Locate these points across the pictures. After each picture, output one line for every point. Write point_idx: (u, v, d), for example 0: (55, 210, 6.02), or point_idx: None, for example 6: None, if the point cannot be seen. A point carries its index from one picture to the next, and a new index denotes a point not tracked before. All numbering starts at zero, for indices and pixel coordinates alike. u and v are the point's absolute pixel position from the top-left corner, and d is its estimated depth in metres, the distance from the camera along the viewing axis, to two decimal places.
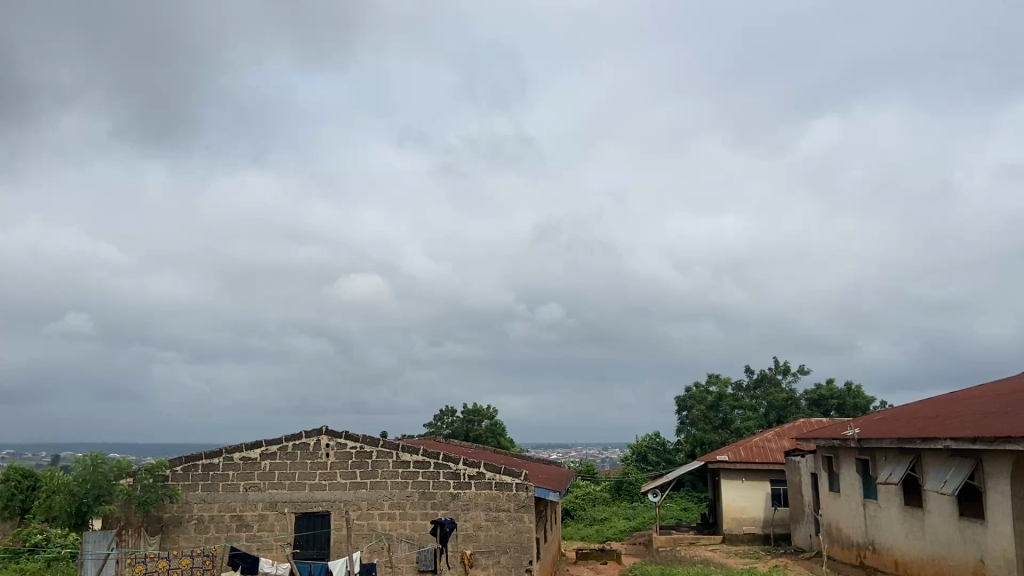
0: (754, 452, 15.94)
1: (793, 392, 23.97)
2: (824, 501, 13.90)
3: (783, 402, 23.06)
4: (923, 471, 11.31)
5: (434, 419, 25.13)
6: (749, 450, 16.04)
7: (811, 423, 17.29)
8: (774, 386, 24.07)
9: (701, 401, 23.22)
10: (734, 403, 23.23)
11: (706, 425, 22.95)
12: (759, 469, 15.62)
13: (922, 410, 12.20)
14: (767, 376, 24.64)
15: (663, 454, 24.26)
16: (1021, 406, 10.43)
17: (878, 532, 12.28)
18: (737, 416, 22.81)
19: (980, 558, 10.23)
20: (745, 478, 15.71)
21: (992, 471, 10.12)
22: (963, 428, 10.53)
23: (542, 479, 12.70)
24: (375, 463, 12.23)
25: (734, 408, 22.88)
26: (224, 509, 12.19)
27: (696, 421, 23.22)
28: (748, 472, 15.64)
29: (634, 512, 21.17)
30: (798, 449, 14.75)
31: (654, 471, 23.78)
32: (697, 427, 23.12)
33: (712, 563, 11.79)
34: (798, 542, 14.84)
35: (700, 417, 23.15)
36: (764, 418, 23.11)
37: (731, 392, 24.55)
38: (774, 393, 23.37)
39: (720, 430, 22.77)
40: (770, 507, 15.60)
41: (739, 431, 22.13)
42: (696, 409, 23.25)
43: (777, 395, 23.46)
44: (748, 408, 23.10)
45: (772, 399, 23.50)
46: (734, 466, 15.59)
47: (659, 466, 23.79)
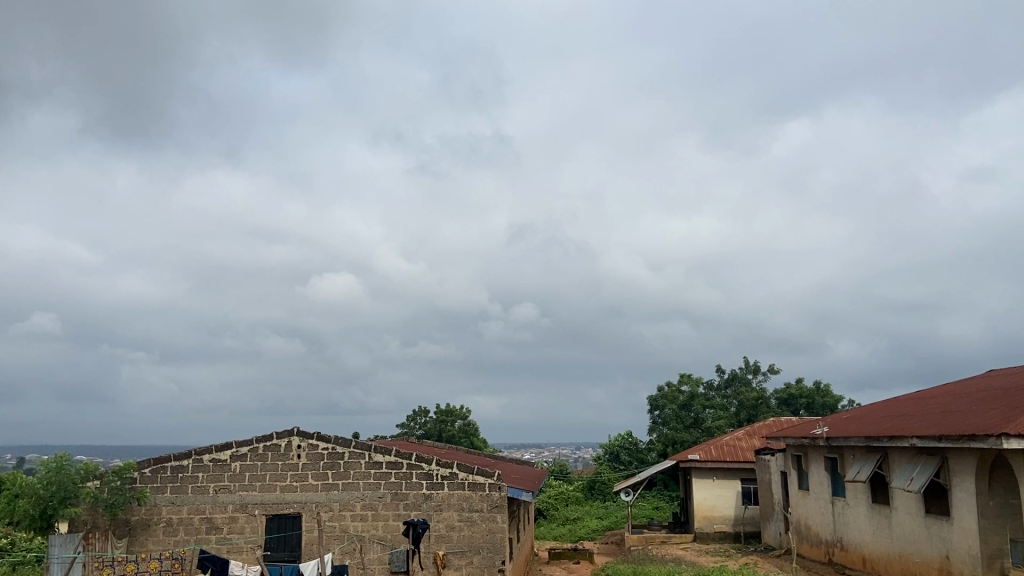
0: (725, 451, 16.07)
1: (763, 392, 24.22)
2: (793, 499, 14.05)
3: (753, 402, 23.29)
4: (889, 469, 11.47)
5: (407, 420, 25.05)
6: (719, 449, 16.16)
7: (781, 422, 17.47)
8: (744, 386, 24.32)
9: (673, 401, 23.37)
10: (705, 403, 23.43)
11: (678, 425, 23.11)
12: (730, 468, 15.75)
13: (887, 409, 12.39)
14: (739, 375, 24.86)
15: (635, 453, 24.37)
16: (984, 406, 10.68)
17: (845, 529, 12.44)
18: (708, 416, 23.01)
19: (946, 554, 10.42)
20: (716, 477, 15.84)
21: (958, 469, 10.34)
22: (929, 427, 10.72)
23: (515, 479, 12.70)
24: (348, 464, 12.15)
25: (706, 408, 23.04)
26: (193, 512, 12.05)
27: (668, 420, 23.37)
28: (719, 471, 15.77)
29: (606, 511, 21.24)
30: (769, 448, 14.89)
31: (627, 471, 23.86)
32: (669, 427, 23.29)
33: (683, 562, 11.88)
34: (768, 539, 14.99)
35: (671, 416, 23.33)
36: (734, 418, 23.32)
37: (702, 392, 24.72)
38: (745, 393, 23.59)
39: (691, 429, 22.93)
40: (740, 506, 15.73)
41: (710, 431, 22.32)
42: (668, 408, 23.43)
43: (747, 395, 23.68)
44: (719, 408, 23.30)
45: (744, 398, 23.72)
46: (705, 466, 15.70)
47: (631, 466, 23.88)
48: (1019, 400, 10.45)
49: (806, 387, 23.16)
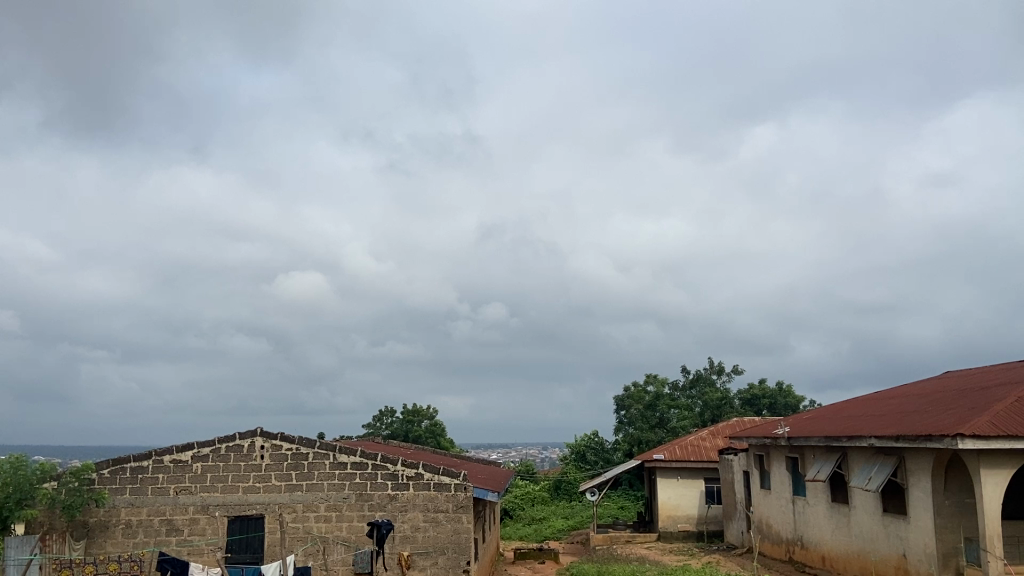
0: (689, 451, 16.22)
1: (727, 392, 24.49)
2: (755, 498, 14.23)
3: (717, 402, 23.55)
4: (848, 468, 11.65)
5: (373, 420, 24.91)
6: (683, 449, 16.31)
7: (744, 422, 17.67)
8: (709, 386, 24.58)
9: (639, 401, 23.51)
10: (671, 403, 23.64)
11: (644, 425, 23.26)
12: (694, 467, 15.89)
13: (847, 409, 12.59)
14: (703, 376, 25.11)
15: (601, 453, 24.49)
16: (939, 407, 10.92)
17: (805, 528, 12.63)
18: (673, 416, 23.22)
19: (903, 553, 10.63)
20: (680, 477, 15.97)
21: (914, 468, 10.55)
22: (887, 427, 10.93)
23: (481, 479, 12.68)
24: (312, 465, 12.05)
25: (671, 408, 23.23)
26: (153, 513, 11.87)
27: (634, 420, 23.53)
28: (684, 470, 15.90)
29: (572, 511, 21.33)
30: (732, 447, 15.06)
31: (593, 470, 23.97)
32: (634, 427, 23.43)
33: (647, 561, 11.96)
34: (730, 538, 15.16)
35: (637, 416, 23.48)
36: (699, 418, 23.55)
37: (668, 392, 24.91)
38: (709, 393, 23.84)
39: (657, 429, 23.12)
40: (703, 505, 15.90)
41: (675, 431, 22.53)
42: (634, 408, 23.58)
43: (712, 395, 23.93)
44: (684, 408, 23.53)
45: (708, 398, 23.95)
46: (670, 466, 15.81)
47: (597, 466, 24.00)
48: (974, 401, 10.70)
49: (769, 387, 23.48)
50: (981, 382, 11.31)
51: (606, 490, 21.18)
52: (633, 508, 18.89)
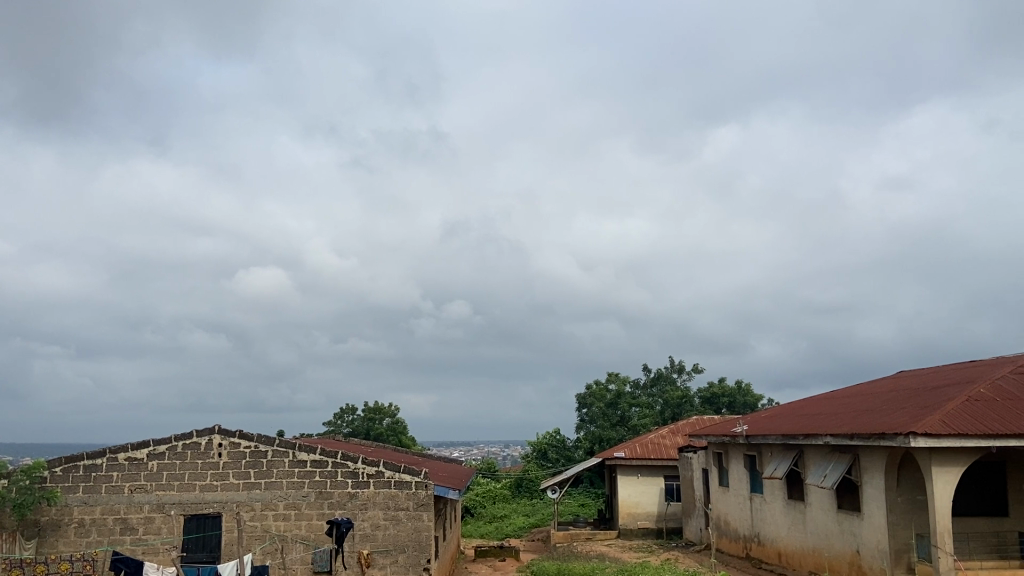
0: (650, 449, 16.35)
1: (687, 390, 24.77)
2: (714, 496, 14.38)
3: (677, 400, 23.82)
4: (804, 466, 11.83)
5: (334, 418, 24.73)
6: (644, 447, 16.43)
7: (703, 420, 17.87)
8: (669, 384, 24.83)
9: (601, 399, 23.66)
10: (632, 401, 23.84)
11: (605, 423, 23.42)
12: (654, 465, 16.02)
13: (804, 408, 12.78)
14: (664, 374, 25.35)
15: (563, 451, 24.59)
16: (892, 406, 11.14)
17: (762, 525, 12.80)
18: (634, 414, 23.42)
19: (856, 549, 10.82)
20: (641, 474, 16.08)
21: (868, 466, 10.74)
22: (842, 425, 11.12)
23: (442, 477, 12.65)
24: (271, 463, 11.93)
25: (632, 407, 23.41)
26: (107, 512, 11.65)
27: (595, 418, 23.67)
28: (644, 468, 16.02)
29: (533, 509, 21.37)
30: (691, 445, 15.21)
31: (555, 469, 24.04)
32: (596, 425, 23.58)
33: (607, 558, 12.02)
34: (689, 535, 15.32)
35: (599, 414, 23.63)
36: (659, 416, 23.78)
37: (629, 390, 25.08)
38: (670, 391, 24.09)
39: (618, 427, 23.30)
40: (662, 502, 16.03)
41: (636, 428, 22.73)
42: (596, 406, 23.73)
43: (672, 393, 24.18)
44: (645, 406, 23.74)
45: (668, 397, 24.18)
46: (630, 463, 15.91)
47: (559, 464, 24.11)
48: (925, 400, 10.93)
49: (728, 386, 23.81)
50: (932, 381, 11.57)
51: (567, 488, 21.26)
52: (594, 506, 19.00)
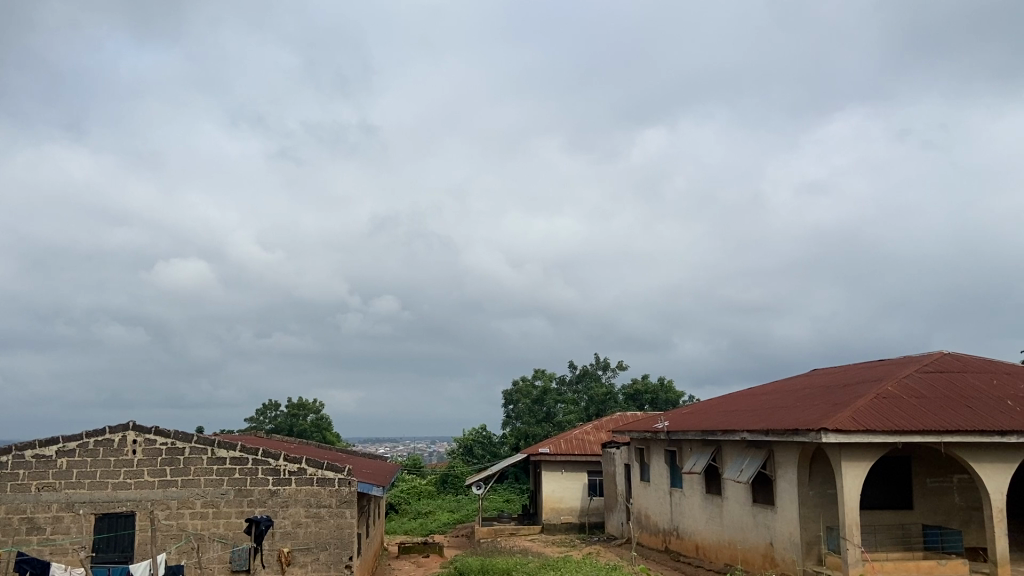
0: (574, 445, 16.55)
1: (611, 387, 25.20)
2: (635, 490, 14.65)
3: (602, 397, 24.22)
4: (722, 461, 12.14)
5: (256, 414, 24.28)
6: (568, 442, 16.62)
7: (626, 416, 18.20)
8: (594, 381, 25.22)
9: (527, 395, 23.85)
10: (557, 397, 24.12)
11: (531, 419, 23.64)
12: (578, 461, 16.22)
13: (723, 404, 13.13)
14: (589, 371, 25.75)
15: (489, 447, 24.70)
16: (806, 402, 11.54)
17: (681, 518, 13.09)
18: (559, 410, 23.70)
19: (770, 541, 11.17)
20: (565, 470, 16.26)
21: (782, 461, 11.09)
22: (758, 421, 11.46)
23: (366, 474, 12.54)
24: (188, 460, 11.63)
25: (557, 403, 23.69)
26: (12, 512, 11.18)
27: (521, 414, 23.87)
28: (568, 463, 16.20)
29: (459, 505, 21.42)
30: (615, 441, 15.46)
31: (480, 465, 24.12)
32: (522, 421, 23.77)
33: (530, 553, 12.11)
34: (610, 529, 15.58)
35: (525, 410, 23.83)
36: (584, 412, 24.13)
37: (554, 387, 25.37)
38: (595, 388, 24.47)
39: (543, 423, 23.55)
40: (585, 497, 16.26)
41: (561, 424, 23.02)
42: (521, 403, 23.92)
43: (597, 390, 24.56)
44: (570, 402, 24.06)
45: (593, 393, 24.58)
46: (555, 459, 16.07)
47: (484, 460, 24.21)
48: (837, 397, 11.34)
49: (651, 383, 24.34)
50: (844, 379, 12.02)
51: (493, 483, 21.35)
52: (518, 502, 19.15)
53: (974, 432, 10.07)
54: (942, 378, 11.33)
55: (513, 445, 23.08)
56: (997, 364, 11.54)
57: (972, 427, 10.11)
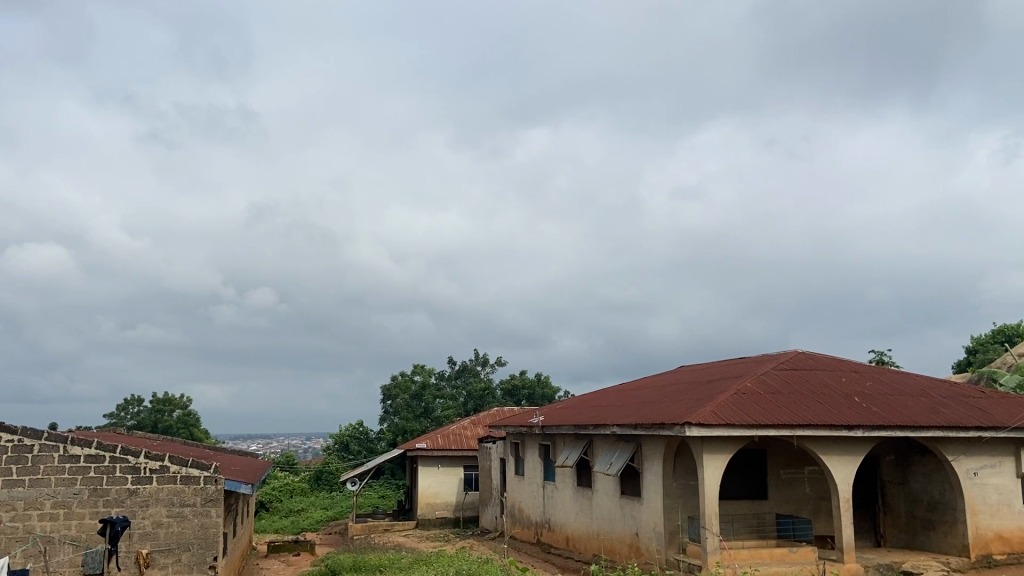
0: (451, 440, 16.64)
1: (490, 382, 25.54)
2: (509, 484, 14.88)
3: (480, 392, 24.50)
4: (593, 454, 12.51)
5: (118, 410, 23.07)
6: (446, 438, 16.69)
7: (504, 411, 18.47)
8: (473, 376, 25.47)
9: (405, 391, 23.82)
10: (436, 393, 24.20)
11: (408, 414, 23.63)
12: (455, 456, 16.32)
13: (596, 400, 13.53)
14: (468, 366, 25.93)
15: (365, 443, 24.49)
16: (672, 398, 12.05)
17: (553, 511, 13.40)
18: (437, 406, 23.80)
19: (635, 531, 11.60)
20: (441, 465, 16.30)
21: (648, 454, 11.53)
22: (628, 416, 11.87)
23: (234, 471, 12.16)
24: (37, 459, 10.92)
25: (436, 398, 23.73)
26: None
27: (399, 410, 23.81)
28: (445, 458, 16.25)
29: (332, 502, 21.13)
30: (492, 436, 15.65)
31: (355, 460, 23.90)
32: (399, 416, 23.71)
33: (403, 548, 12.09)
34: (484, 523, 15.77)
35: (403, 406, 23.78)
36: (462, 408, 24.35)
37: (433, 382, 25.38)
38: (473, 383, 24.72)
39: (421, 418, 23.59)
40: (461, 492, 16.38)
41: (439, 420, 23.12)
42: (400, 398, 23.85)
43: (475, 386, 24.82)
44: (448, 398, 24.20)
45: (472, 388, 24.78)
46: (432, 454, 16.10)
47: (360, 456, 23.99)
48: (701, 393, 11.90)
49: (528, 378, 24.83)
50: (707, 375, 12.64)
51: (368, 479, 21.18)
52: (393, 497, 19.12)
53: (823, 426, 10.60)
54: (795, 375, 12.09)
55: (390, 441, 22.99)
56: (847, 363, 12.32)
57: (821, 421, 10.69)
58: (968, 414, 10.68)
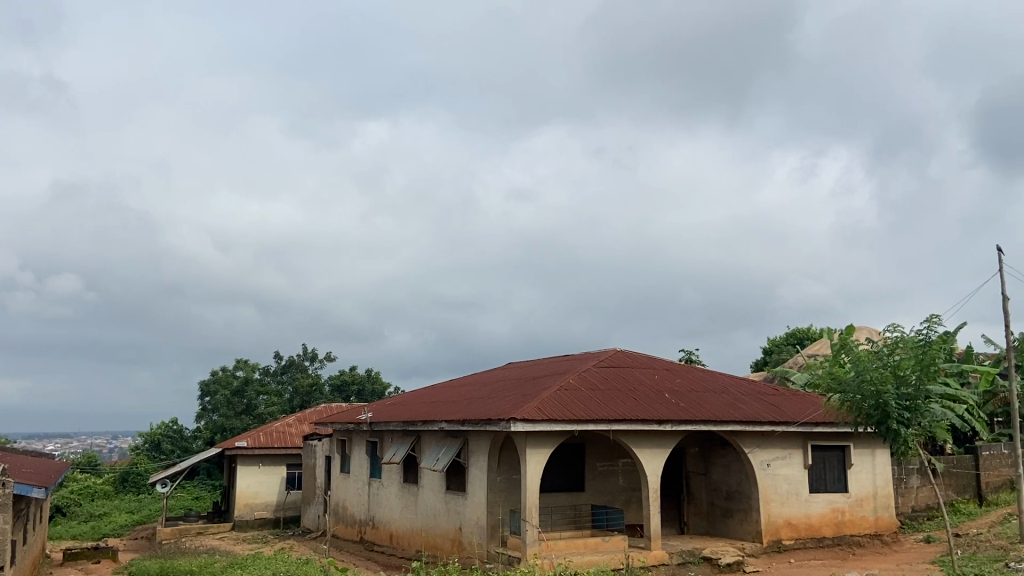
0: (274, 437, 16.10)
1: (318, 378, 25.04)
2: (334, 482, 14.61)
3: (307, 388, 23.96)
4: (420, 450, 12.52)
5: None
6: (268, 436, 16.10)
7: (330, 408, 18.15)
8: (301, 371, 24.86)
9: (226, 386, 22.85)
10: (260, 388, 23.39)
11: (229, 411, 22.70)
12: (278, 454, 15.82)
13: (425, 396, 13.57)
14: (296, 362, 25.28)
15: (180, 442, 23.24)
16: (499, 394, 12.29)
17: (378, 509, 13.29)
18: (261, 402, 23.01)
19: (459, 526, 11.72)
20: (262, 464, 15.74)
21: (474, 449, 11.70)
22: (456, 412, 11.98)
23: (25, 474, 11.07)
24: None
25: (260, 394, 22.94)
26: None
27: (218, 407, 22.79)
28: (266, 457, 15.71)
29: (140, 505, 19.87)
30: (317, 434, 15.30)
31: (167, 460, 22.59)
32: (219, 413, 22.70)
33: (218, 552, 11.53)
34: (306, 523, 15.39)
35: (223, 402, 22.79)
36: (288, 404, 23.70)
37: (257, 378, 24.45)
38: (300, 379, 24.12)
39: (242, 415, 22.73)
40: (283, 491, 15.92)
41: (262, 417, 22.37)
42: (220, 394, 22.83)
43: (302, 381, 24.23)
44: (273, 394, 23.47)
45: (298, 385, 24.19)
46: (252, 453, 15.52)
47: (174, 455, 22.73)
48: (527, 389, 12.23)
49: (358, 374, 24.61)
50: (533, 372, 13.02)
51: (181, 480, 20.08)
52: (208, 499, 18.25)
53: (636, 421, 11.21)
54: (613, 372, 12.72)
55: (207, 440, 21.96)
56: (659, 361, 13.14)
57: (635, 416, 11.28)
58: (763, 409, 11.67)
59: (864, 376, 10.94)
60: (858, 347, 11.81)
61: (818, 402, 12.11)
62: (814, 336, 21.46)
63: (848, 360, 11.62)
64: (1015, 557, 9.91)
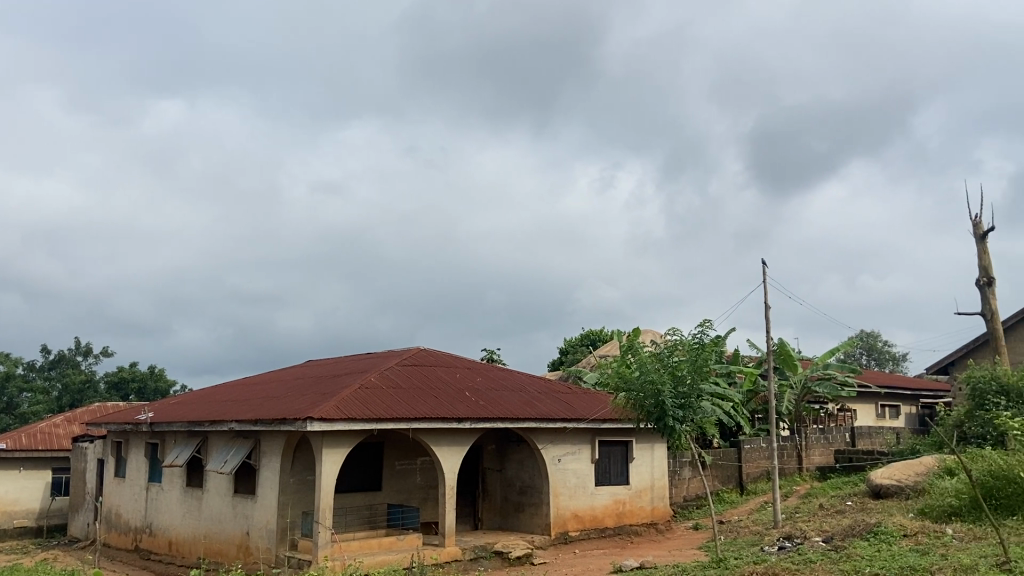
0: (38, 438, 14.59)
1: (94, 374, 23.07)
2: (108, 487, 13.47)
3: (79, 386, 22.00)
4: (207, 452, 11.84)
5: None
6: (31, 437, 14.53)
7: (106, 407, 16.77)
8: (73, 367, 22.76)
9: None
10: (22, 385, 21.12)
11: None
12: (42, 457, 14.37)
13: (216, 394, 12.87)
14: (66, 357, 23.13)
15: None
16: (295, 392, 11.91)
17: (156, 515, 12.39)
18: (23, 400, 20.81)
19: (246, 530, 11.19)
20: (22, 468, 14.24)
21: (266, 450, 11.23)
22: (248, 411, 11.43)
23: None
24: None
25: (21, 392, 20.73)
26: None
27: None
28: (27, 461, 14.22)
29: None
30: (88, 435, 14.02)
31: None
32: None
33: None
34: (73, 532, 14.11)
35: None
36: (55, 403, 21.63)
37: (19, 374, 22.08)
38: (71, 375, 22.10)
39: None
40: (47, 497, 14.52)
41: (23, 417, 20.22)
42: None
43: (74, 378, 22.22)
44: (38, 391, 21.30)
45: (69, 382, 22.14)
46: (11, 456, 13.95)
47: None
48: (325, 387, 11.94)
49: (140, 371, 23.00)
50: (332, 370, 12.76)
51: None
52: None
53: (436, 419, 11.29)
54: (414, 371, 12.75)
55: None
56: (461, 360, 13.35)
57: (433, 415, 11.34)
58: (557, 407, 12.18)
59: (647, 376, 11.80)
60: (642, 348, 12.63)
61: (607, 400, 12.73)
62: (608, 337, 23.13)
63: (634, 361, 12.43)
64: (770, 541, 11.13)
